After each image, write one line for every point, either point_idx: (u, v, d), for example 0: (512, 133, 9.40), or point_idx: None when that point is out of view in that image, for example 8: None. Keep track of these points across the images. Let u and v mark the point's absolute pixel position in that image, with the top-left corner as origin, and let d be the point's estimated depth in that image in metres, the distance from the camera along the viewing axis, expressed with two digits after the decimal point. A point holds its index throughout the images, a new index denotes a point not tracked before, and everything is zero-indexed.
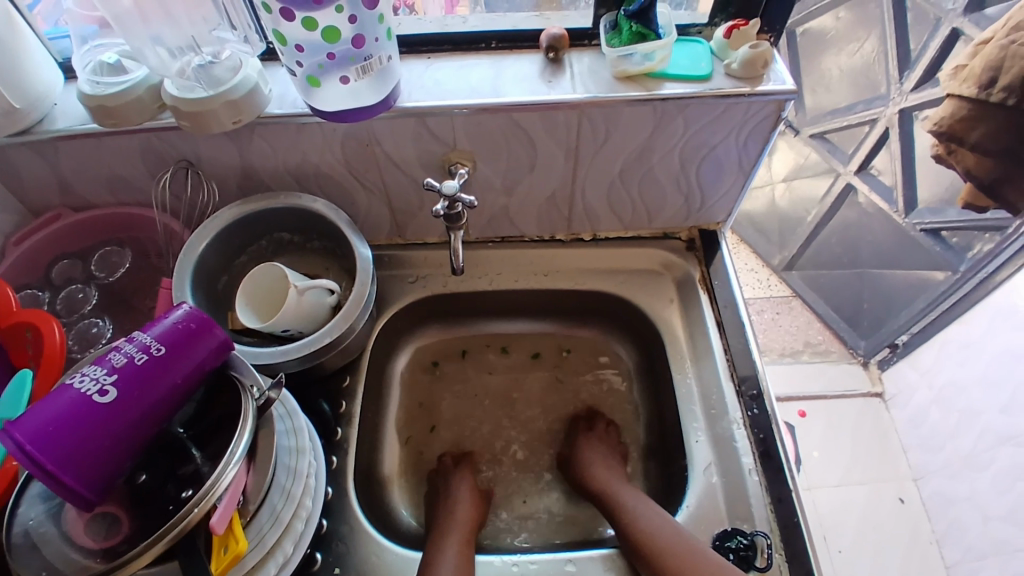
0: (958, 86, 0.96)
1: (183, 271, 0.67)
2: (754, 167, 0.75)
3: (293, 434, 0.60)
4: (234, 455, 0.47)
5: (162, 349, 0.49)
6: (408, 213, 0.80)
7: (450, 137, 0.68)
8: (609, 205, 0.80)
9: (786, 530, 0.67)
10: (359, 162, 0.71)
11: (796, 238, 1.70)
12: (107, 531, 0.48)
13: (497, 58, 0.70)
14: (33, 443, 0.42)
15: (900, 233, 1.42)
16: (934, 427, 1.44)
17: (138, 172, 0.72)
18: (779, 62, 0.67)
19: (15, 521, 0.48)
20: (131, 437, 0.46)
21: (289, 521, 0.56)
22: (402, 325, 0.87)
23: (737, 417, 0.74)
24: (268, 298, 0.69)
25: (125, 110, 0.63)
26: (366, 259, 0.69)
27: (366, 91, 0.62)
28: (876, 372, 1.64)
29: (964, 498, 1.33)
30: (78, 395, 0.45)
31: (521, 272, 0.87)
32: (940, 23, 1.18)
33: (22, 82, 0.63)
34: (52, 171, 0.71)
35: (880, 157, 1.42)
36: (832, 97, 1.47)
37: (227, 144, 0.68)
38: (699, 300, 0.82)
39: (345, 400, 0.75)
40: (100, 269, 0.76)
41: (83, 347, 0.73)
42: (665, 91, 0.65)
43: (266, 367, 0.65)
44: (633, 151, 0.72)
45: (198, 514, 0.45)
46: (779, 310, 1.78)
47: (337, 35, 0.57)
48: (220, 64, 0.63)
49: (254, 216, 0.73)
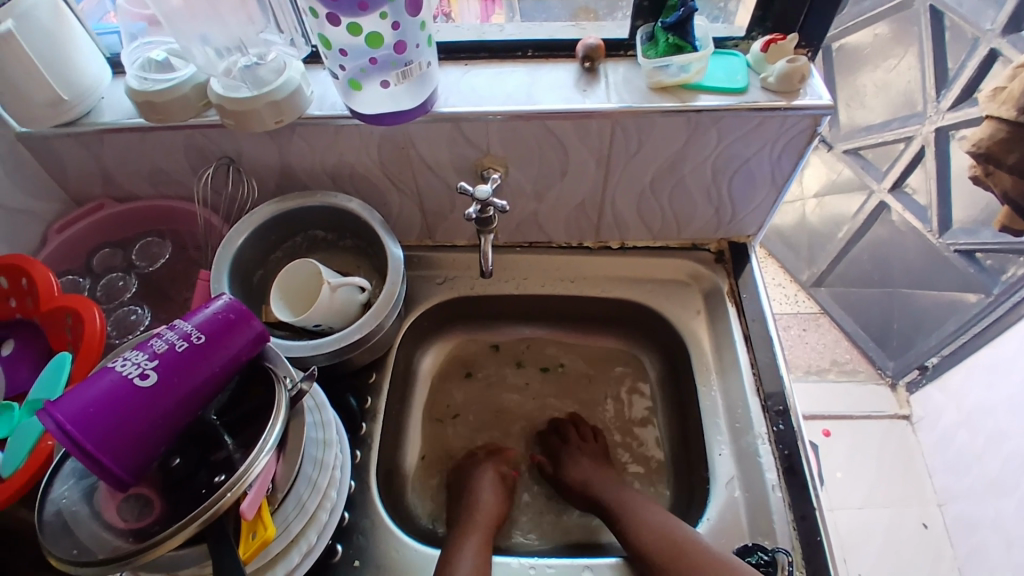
0: (996, 107, 0.94)
1: (222, 264, 0.69)
2: (786, 181, 0.74)
3: (321, 426, 0.61)
4: (266, 444, 0.49)
5: (201, 338, 0.51)
6: (439, 215, 0.81)
7: (485, 142, 0.69)
8: (638, 215, 0.81)
9: (808, 548, 0.66)
10: (394, 164, 0.72)
11: (825, 255, 1.67)
12: (138, 512, 0.49)
13: (533, 67, 0.71)
14: (74, 423, 0.43)
15: (933, 252, 1.40)
16: (960, 453, 1.41)
17: (181, 167, 0.74)
18: (816, 76, 0.67)
19: (49, 499, 0.50)
20: (166, 422, 0.48)
21: (314, 511, 0.57)
22: (428, 326, 0.88)
23: (762, 432, 0.74)
24: (301, 292, 0.71)
25: (170, 106, 0.65)
26: (398, 259, 0.70)
27: (404, 96, 0.63)
28: (904, 395, 1.61)
29: (987, 526, 1.30)
30: (120, 378, 0.46)
31: (548, 277, 0.87)
32: (978, 43, 1.17)
33: (71, 75, 0.65)
34: (97, 161, 0.74)
35: (915, 175, 1.39)
36: (867, 113, 1.45)
37: (268, 142, 0.70)
38: (726, 312, 0.81)
39: (370, 396, 0.76)
40: (140, 259, 0.79)
41: (121, 334, 0.75)
42: (700, 103, 0.65)
43: (298, 360, 0.67)
44: (666, 162, 0.72)
45: (230, 499, 0.47)
46: (806, 326, 1.76)
47: (379, 41, 0.58)
48: (265, 65, 0.65)
49: (291, 213, 0.74)
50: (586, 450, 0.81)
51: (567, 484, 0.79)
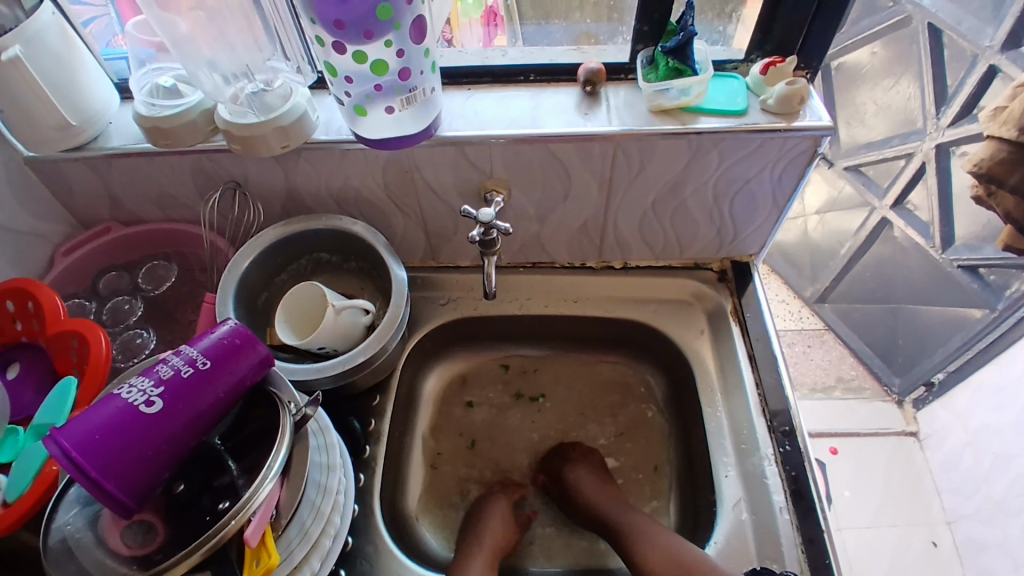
0: (998, 128, 0.95)
1: (227, 286, 0.70)
2: (789, 201, 0.75)
3: (324, 450, 0.61)
4: (270, 470, 0.49)
5: (207, 364, 0.51)
6: (442, 236, 0.82)
7: (488, 166, 0.70)
8: (641, 235, 0.81)
9: (817, 571, 0.66)
10: (399, 188, 0.73)
11: (828, 272, 1.67)
12: (142, 538, 0.49)
13: (536, 91, 0.72)
14: (78, 450, 0.44)
15: (936, 269, 1.40)
16: (968, 472, 1.40)
17: (187, 191, 0.75)
18: (815, 98, 0.68)
19: (53, 528, 0.50)
20: (170, 448, 0.48)
21: (318, 537, 0.57)
22: (431, 346, 0.88)
23: (768, 454, 0.73)
24: (306, 315, 0.71)
25: (177, 131, 0.65)
26: (402, 281, 0.71)
27: (409, 120, 0.64)
28: (910, 412, 1.60)
29: (995, 546, 1.29)
30: (125, 404, 0.47)
31: (551, 297, 0.87)
32: (977, 60, 1.17)
33: (79, 100, 0.66)
34: (104, 185, 0.75)
35: (917, 192, 1.39)
36: (868, 130, 1.45)
37: (274, 166, 0.71)
38: (731, 331, 0.81)
39: (374, 418, 0.76)
40: (146, 282, 0.79)
41: (127, 357, 0.75)
42: (701, 125, 0.66)
43: (302, 384, 0.67)
44: (667, 184, 0.72)
45: (233, 527, 0.47)
46: (811, 343, 1.75)
47: (384, 68, 0.59)
48: (272, 91, 0.66)
49: (296, 236, 0.75)
50: (587, 463, 0.82)
51: (572, 501, 0.79)
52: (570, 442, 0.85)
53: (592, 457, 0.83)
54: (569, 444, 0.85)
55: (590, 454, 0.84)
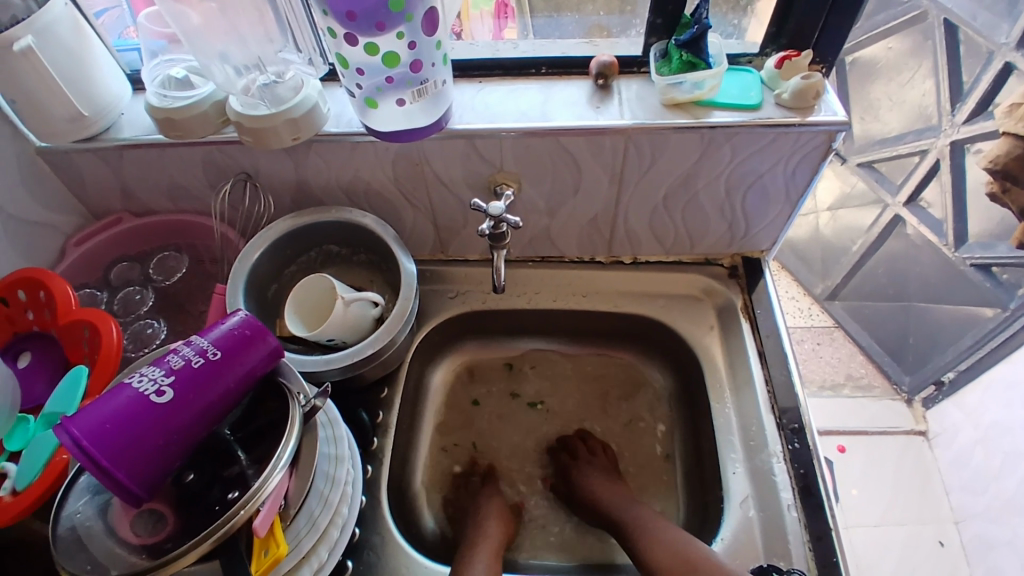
0: (1015, 124, 0.92)
1: (237, 278, 0.70)
2: (801, 197, 0.74)
3: (333, 441, 0.61)
4: (279, 461, 0.49)
5: (217, 355, 0.51)
6: (451, 230, 0.82)
7: (498, 159, 0.70)
8: (651, 230, 0.81)
9: (824, 570, 0.65)
10: (409, 181, 0.73)
11: (840, 268, 1.65)
12: (152, 527, 0.50)
13: (547, 84, 0.72)
14: (89, 439, 0.44)
15: (949, 267, 1.38)
16: (977, 472, 1.39)
17: (198, 182, 0.75)
18: (830, 93, 0.67)
19: (63, 515, 0.50)
20: (180, 438, 0.48)
21: (326, 527, 0.57)
22: (439, 339, 0.88)
23: (777, 451, 0.73)
24: (315, 308, 0.71)
25: (190, 123, 0.66)
26: (411, 273, 0.71)
27: (419, 113, 0.63)
28: (920, 410, 1.59)
29: (1005, 546, 1.28)
30: (136, 394, 0.47)
31: (560, 292, 0.87)
32: (993, 56, 1.16)
33: (90, 91, 0.66)
34: (116, 176, 0.75)
35: (930, 189, 1.38)
36: (882, 126, 1.44)
37: (284, 158, 0.71)
38: (741, 328, 0.81)
39: (382, 411, 0.76)
40: (157, 273, 0.79)
41: (138, 347, 0.75)
42: (714, 119, 0.65)
43: (311, 376, 0.67)
44: (679, 178, 0.72)
45: (243, 517, 0.47)
46: (820, 340, 1.73)
47: (396, 60, 0.59)
48: (283, 83, 0.66)
49: (306, 228, 0.75)
50: (596, 465, 0.81)
51: (577, 497, 0.79)
52: (579, 437, 0.85)
53: (598, 454, 0.83)
54: (578, 438, 0.85)
55: (599, 452, 0.83)
